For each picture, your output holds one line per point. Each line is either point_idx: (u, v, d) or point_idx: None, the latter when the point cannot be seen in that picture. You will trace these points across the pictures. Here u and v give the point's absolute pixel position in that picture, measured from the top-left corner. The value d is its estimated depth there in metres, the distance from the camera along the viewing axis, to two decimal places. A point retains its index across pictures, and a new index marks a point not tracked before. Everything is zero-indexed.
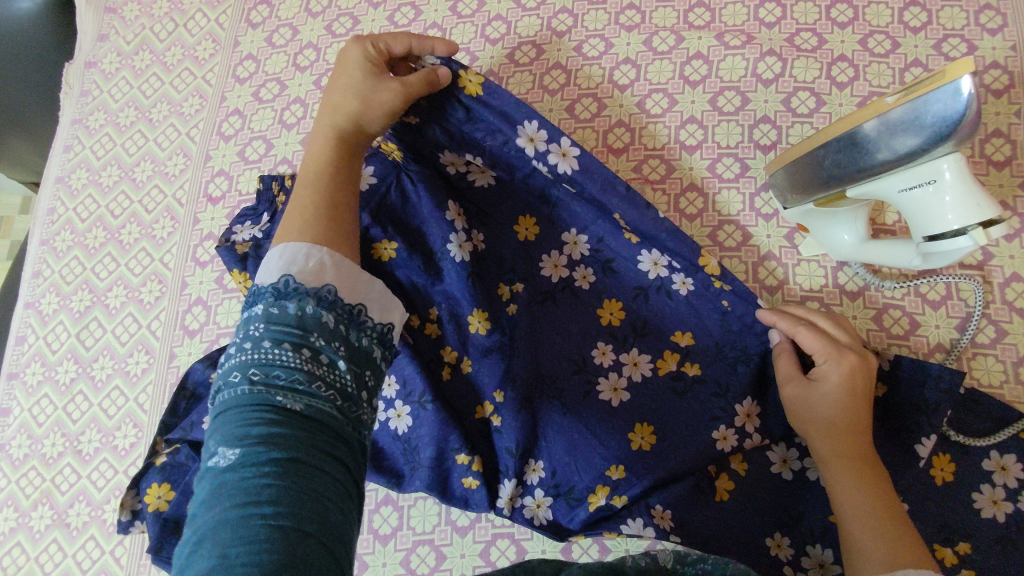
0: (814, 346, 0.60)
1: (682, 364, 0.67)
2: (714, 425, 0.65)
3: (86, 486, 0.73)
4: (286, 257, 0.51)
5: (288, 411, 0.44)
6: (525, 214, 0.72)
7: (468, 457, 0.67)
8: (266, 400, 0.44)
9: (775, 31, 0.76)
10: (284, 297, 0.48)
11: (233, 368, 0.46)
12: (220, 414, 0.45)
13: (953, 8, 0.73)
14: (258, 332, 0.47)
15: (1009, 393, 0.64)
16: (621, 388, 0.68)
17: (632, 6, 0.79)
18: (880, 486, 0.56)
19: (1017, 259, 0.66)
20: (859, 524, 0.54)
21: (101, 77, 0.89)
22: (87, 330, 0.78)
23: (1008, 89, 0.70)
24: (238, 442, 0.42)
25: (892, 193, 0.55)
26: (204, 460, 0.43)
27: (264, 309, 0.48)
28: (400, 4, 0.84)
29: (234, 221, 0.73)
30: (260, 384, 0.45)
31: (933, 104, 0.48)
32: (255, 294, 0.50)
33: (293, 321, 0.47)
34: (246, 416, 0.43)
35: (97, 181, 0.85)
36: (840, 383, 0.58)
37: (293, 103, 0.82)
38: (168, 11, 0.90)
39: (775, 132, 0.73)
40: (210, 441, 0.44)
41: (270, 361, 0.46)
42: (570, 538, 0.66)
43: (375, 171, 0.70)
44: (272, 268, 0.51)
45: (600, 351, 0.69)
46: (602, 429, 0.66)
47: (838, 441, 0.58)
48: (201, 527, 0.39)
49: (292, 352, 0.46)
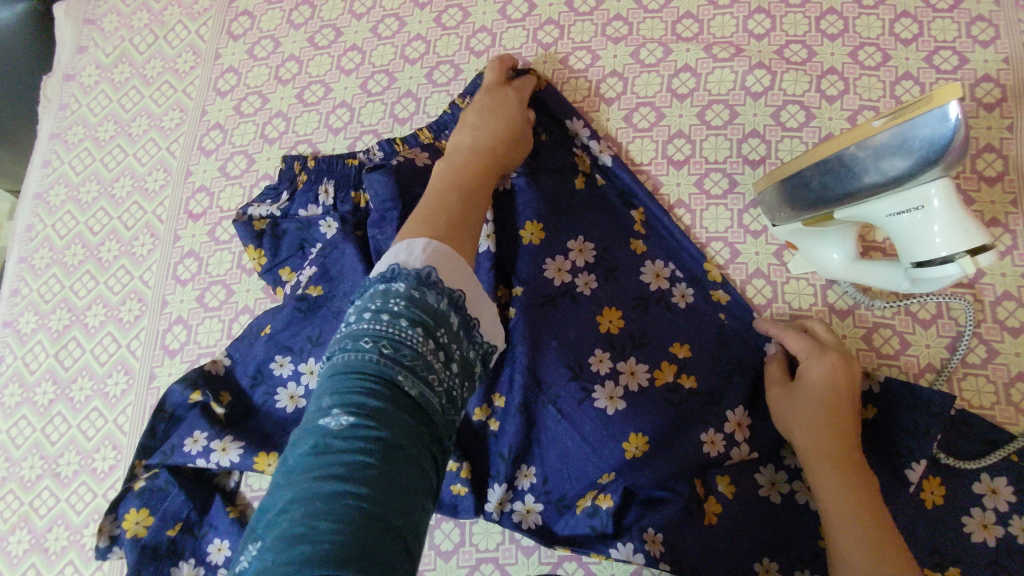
0: (798, 346, 0.61)
1: (679, 375, 0.66)
2: (704, 428, 0.64)
3: (64, 510, 0.71)
4: (430, 253, 0.49)
5: (402, 392, 0.41)
6: (534, 219, 0.70)
7: (457, 463, 0.67)
8: (386, 373, 0.41)
9: (763, 43, 0.75)
10: (426, 286, 0.46)
11: (360, 334, 0.43)
12: (335, 372, 0.42)
13: (945, 20, 0.72)
14: (395, 307, 0.44)
15: (1001, 414, 0.63)
16: (617, 396, 0.65)
17: (618, 17, 0.78)
18: (870, 491, 0.54)
19: (1009, 277, 0.65)
20: (844, 532, 0.53)
21: (80, 90, 0.88)
22: (66, 350, 0.77)
23: (1000, 103, 0.68)
24: (352, 409, 0.39)
25: (880, 218, 0.54)
26: (310, 416, 0.40)
27: (404, 288, 0.45)
28: (385, 15, 0.83)
29: (256, 198, 0.76)
30: (387, 358, 0.41)
31: (921, 128, 0.47)
32: (390, 271, 0.47)
33: (427, 311, 0.45)
34: (361, 385, 0.40)
35: (76, 197, 0.84)
36: (822, 379, 0.58)
37: (275, 117, 0.81)
38: (148, 22, 0.88)
39: (764, 147, 0.72)
40: (317, 398, 0.41)
41: (401, 339, 0.42)
42: (556, 547, 0.65)
43: (382, 150, 0.73)
44: (413, 258, 0.48)
45: (597, 358, 0.66)
46: (596, 437, 0.64)
47: (818, 440, 0.57)
48: (294, 489, 0.36)
49: (420, 337, 0.43)
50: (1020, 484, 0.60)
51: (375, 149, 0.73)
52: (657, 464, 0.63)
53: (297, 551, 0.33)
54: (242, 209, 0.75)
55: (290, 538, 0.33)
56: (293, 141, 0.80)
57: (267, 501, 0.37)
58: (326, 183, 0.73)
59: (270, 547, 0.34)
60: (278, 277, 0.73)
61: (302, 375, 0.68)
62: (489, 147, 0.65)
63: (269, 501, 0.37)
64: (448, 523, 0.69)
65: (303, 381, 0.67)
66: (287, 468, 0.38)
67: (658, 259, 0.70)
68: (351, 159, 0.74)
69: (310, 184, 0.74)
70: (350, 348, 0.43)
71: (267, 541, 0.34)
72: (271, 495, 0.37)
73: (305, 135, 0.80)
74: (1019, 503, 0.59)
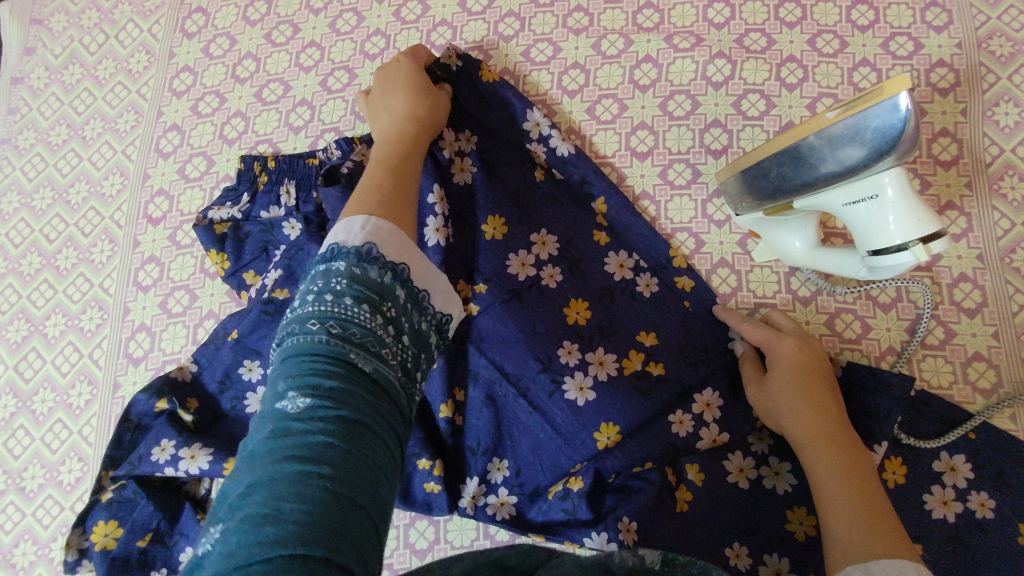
0: (757, 336, 0.63)
1: (647, 363, 0.66)
2: (671, 409, 0.65)
3: (31, 524, 0.70)
4: (371, 229, 0.48)
5: (357, 369, 0.40)
6: (495, 213, 0.70)
7: (429, 462, 0.66)
8: (341, 354, 0.40)
9: (723, 32, 0.75)
10: (367, 260, 0.46)
11: (305, 318, 0.42)
12: (289, 356, 0.41)
13: (900, 6, 0.73)
14: (337, 287, 0.44)
15: (959, 394, 0.64)
16: (587, 387, 0.65)
17: (579, 8, 0.78)
18: (858, 460, 0.55)
19: (964, 260, 0.66)
20: (832, 495, 0.54)
21: (29, 93, 0.86)
22: (26, 361, 0.76)
23: (954, 88, 0.70)
24: (309, 391, 0.38)
25: (836, 208, 0.55)
26: (268, 403, 0.39)
27: (345, 267, 0.45)
28: (342, 10, 0.82)
29: (215, 201, 0.75)
30: (339, 338, 0.41)
31: (872, 120, 0.48)
32: (330, 251, 0.46)
33: (371, 285, 0.45)
34: (311, 367, 0.40)
35: (30, 205, 0.81)
36: (788, 361, 0.60)
37: (233, 116, 0.80)
38: (98, 21, 0.86)
39: (726, 136, 0.72)
40: (274, 382, 0.41)
41: (350, 317, 0.42)
42: (529, 533, 0.65)
43: (340, 147, 0.71)
44: (352, 237, 0.47)
45: (566, 350, 0.66)
46: (568, 429, 0.65)
47: (804, 425, 0.57)
48: (255, 479, 0.35)
49: (368, 313, 0.43)
50: (977, 460, 0.62)
51: (333, 149, 0.71)
52: (628, 447, 0.64)
53: (267, 528, 0.33)
54: (202, 213, 0.74)
55: (255, 521, 0.33)
56: (253, 141, 0.78)
57: (230, 487, 0.37)
58: (286, 184, 0.73)
59: (236, 529, 0.33)
60: (242, 280, 0.72)
61: None
62: (410, 123, 0.65)
63: (231, 487, 0.37)
64: (422, 521, 0.69)
65: None
66: (248, 454, 0.38)
67: (621, 250, 0.71)
68: (312, 158, 0.73)
69: (271, 186, 0.73)
70: (300, 332, 0.42)
71: (232, 522, 0.34)
72: (234, 481, 0.37)
73: (265, 135, 0.78)
74: (976, 479, 0.61)
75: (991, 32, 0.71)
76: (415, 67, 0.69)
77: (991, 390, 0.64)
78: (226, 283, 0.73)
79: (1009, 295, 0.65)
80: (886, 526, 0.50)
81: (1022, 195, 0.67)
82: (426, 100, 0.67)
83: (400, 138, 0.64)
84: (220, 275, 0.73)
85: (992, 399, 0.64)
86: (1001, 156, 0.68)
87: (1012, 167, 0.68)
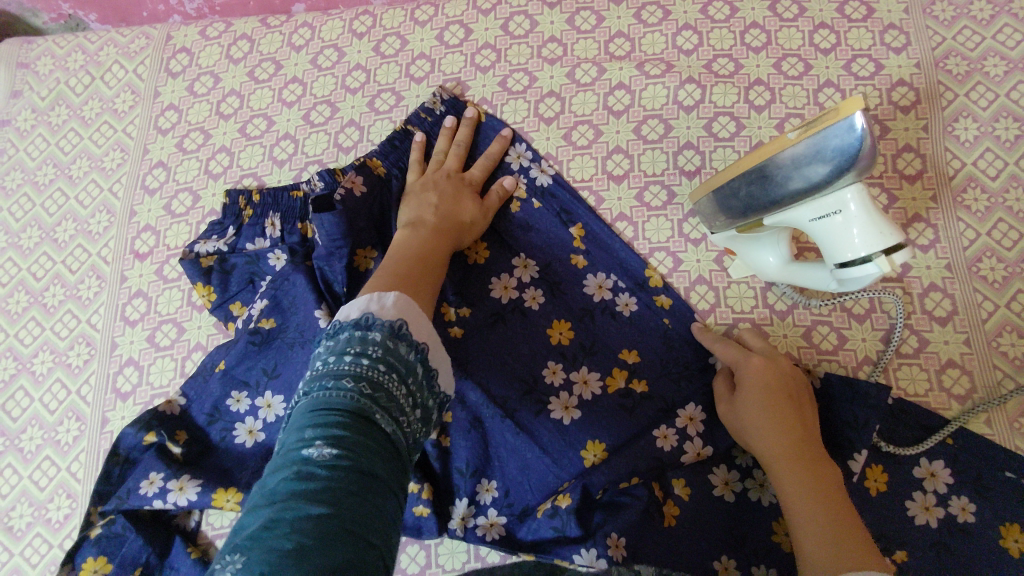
0: (727, 355, 0.64)
1: (630, 381, 0.68)
2: (654, 424, 0.66)
3: (19, 564, 0.70)
4: (397, 306, 0.49)
5: (377, 427, 0.42)
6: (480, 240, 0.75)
7: (418, 485, 0.67)
8: (365, 412, 0.41)
9: (692, 58, 0.78)
10: (398, 337, 0.47)
11: (338, 373, 0.43)
12: (314, 407, 0.42)
13: (859, 30, 0.76)
14: (371, 356, 0.44)
15: (935, 400, 0.66)
16: (573, 406, 0.68)
17: (553, 39, 0.81)
18: (827, 480, 0.56)
19: (933, 270, 0.69)
20: (801, 509, 0.55)
21: (16, 135, 0.87)
22: (13, 400, 0.76)
23: (915, 105, 0.73)
24: (333, 441, 0.39)
25: (804, 223, 0.57)
26: (292, 446, 0.40)
27: (380, 338, 0.46)
28: (324, 46, 0.84)
29: (201, 235, 0.76)
30: (366, 396, 0.42)
31: (831, 139, 0.50)
32: (364, 319, 0.47)
33: (399, 363, 0.46)
34: (332, 416, 0.41)
35: (17, 244, 0.82)
36: (760, 390, 0.60)
37: (218, 152, 0.81)
38: (84, 64, 0.88)
39: (698, 158, 0.74)
40: (296, 431, 0.41)
41: (377, 381, 0.43)
42: (520, 555, 0.65)
43: (324, 179, 0.73)
44: (385, 310, 0.49)
45: (550, 370, 0.69)
46: (555, 447, 0.66)
47: (765, 445, 0.59)
48: (279, 511, 0.36)
49: (394, 381, 0.44)
50: (956, 465, 0.63)
51: (317, 180, 0.73)
52: (614, 462, 0.64)
53: (286, 560, 0.33)
54: (189, 246, 0.75)
55: (280, 553, 0.33)
56: (237, 175, 0.80)
57: (247, 519, 0.37)
58: (271, 217, 0.74)
59: (258, 557, 0.33)
60: (229, 311, 0.73)
61: (259, 410, 0.68)
62: (447, 230, 0.68)
63: (247, 521, 0.37)
64: (413, 545, 0.69)
65: (260, 415, 0.68)
66: (267, 491, 0.38)
67: (600, 271, 0.72)
68: (296, 191, 0.75)
69: (256, 219, 0.75)
70: (327, 386, 0.43)
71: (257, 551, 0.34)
72: (250, 515, 0.37)
73: (250, 168, 0.80)
74: (956, 484, 0.62)
75: (947, 52, 0.74)
76: (445, 174, 0.73)
77: (965, 395, 0.66)
78: (213, 316, 0.74)
79: (978, 303, 0.67)
80: (859, 545, 0.51)
81: (984, 206, 0.69)
82: (471, 204, 0.71)
83: (429, 229, 0.67)
84: (207, 308, 0.74)
85: (967, 405, 0.65)
86: (963, 169, 0.70)
87: (974, 180, 0.70)
